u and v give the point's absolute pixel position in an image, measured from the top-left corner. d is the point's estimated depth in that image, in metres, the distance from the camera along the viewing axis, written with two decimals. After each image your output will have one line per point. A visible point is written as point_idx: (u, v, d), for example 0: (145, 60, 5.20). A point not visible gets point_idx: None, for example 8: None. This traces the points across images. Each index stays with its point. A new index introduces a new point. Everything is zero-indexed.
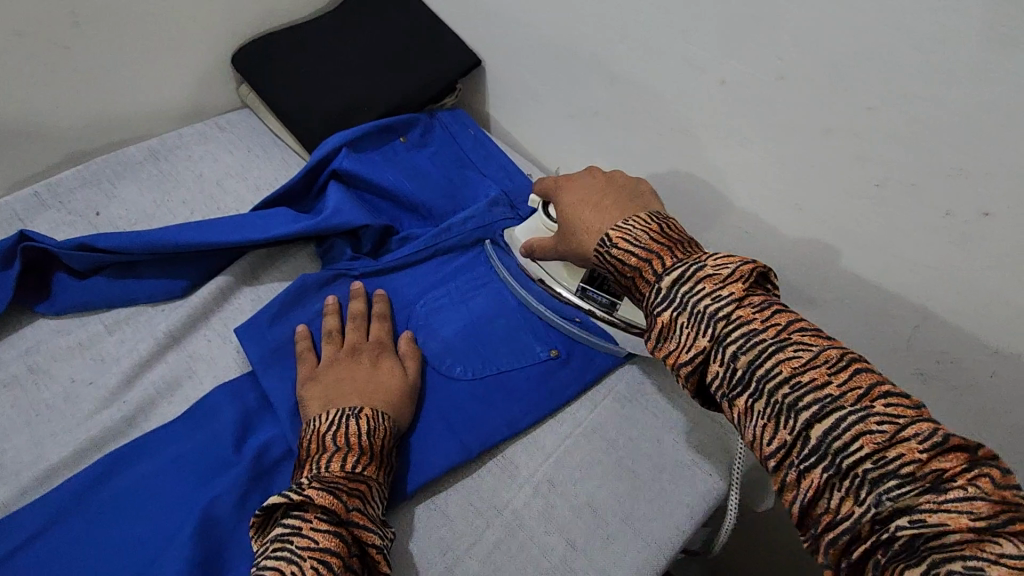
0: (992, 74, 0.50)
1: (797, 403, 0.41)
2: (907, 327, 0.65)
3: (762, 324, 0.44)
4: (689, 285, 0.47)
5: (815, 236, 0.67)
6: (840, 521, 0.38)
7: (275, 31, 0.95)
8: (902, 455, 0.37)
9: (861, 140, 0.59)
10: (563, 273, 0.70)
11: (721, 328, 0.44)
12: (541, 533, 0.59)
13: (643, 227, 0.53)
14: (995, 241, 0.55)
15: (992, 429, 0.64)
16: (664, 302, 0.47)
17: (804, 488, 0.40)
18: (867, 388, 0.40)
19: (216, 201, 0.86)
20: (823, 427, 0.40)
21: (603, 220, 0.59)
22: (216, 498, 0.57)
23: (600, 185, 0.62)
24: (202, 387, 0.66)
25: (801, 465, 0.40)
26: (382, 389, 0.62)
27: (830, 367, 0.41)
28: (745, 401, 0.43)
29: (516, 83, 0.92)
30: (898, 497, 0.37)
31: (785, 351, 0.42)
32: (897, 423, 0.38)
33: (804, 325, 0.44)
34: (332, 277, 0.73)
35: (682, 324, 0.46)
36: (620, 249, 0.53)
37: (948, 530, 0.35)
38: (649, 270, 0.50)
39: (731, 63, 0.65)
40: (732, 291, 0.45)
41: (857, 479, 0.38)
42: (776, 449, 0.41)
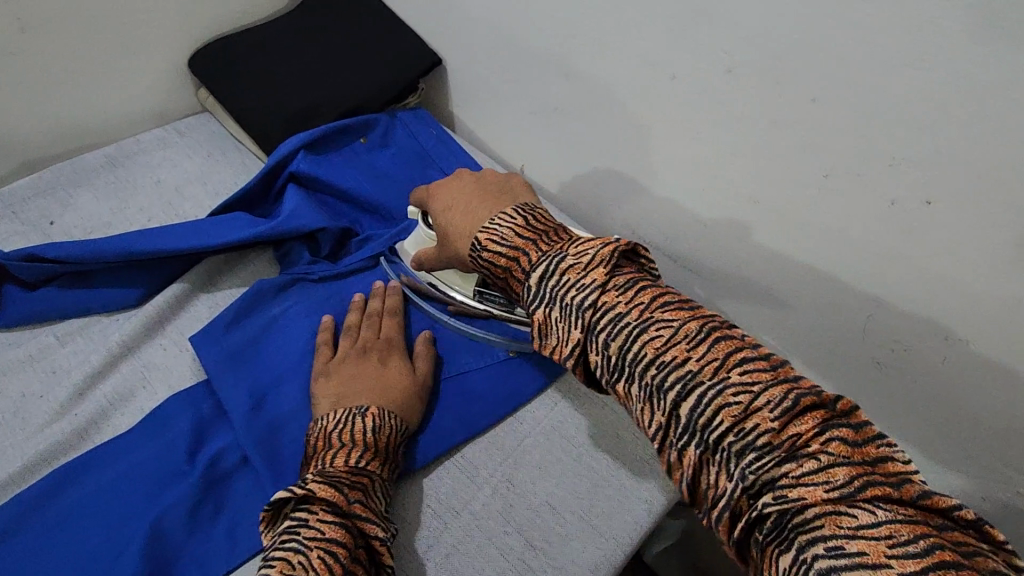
0: (927, 62, 0.50)
1: (663, 382, 0.42)
2: (862, 317, 0.65)
3: (626, 306, 0.45)
4: (555, 279, 0.48)
5: (770, 229, 0.68)
6: (718, 498, 0.40)
7: (231, 34, 0.94)
8: (757, 425, 0.39)
9: (808, 131, 0.59)
10: (458, 278, 0.69)
11: (590, 316, 0.46)
12: (499, 532, 0.59)
13: (508, 224, 0.55)
14: (936, 229, 0.56)
15: (945, 413, 0.65)
16: (535, 298, 0.49)
17: (685, 467, 0.41)
18: (722, 360, 0.41)
19: (174, 207, 0.85)
20: (689, 405, 0.41)
21: (473, 222, 0.59)
22: (168, 509, 0.56)
23: (467, 185, 0.63)
24: (156, 397, 0.66)
25: (677, 444, 0.42)
26: (392, 388, 0.62)
27: (689, 343, 0.42)
28: (624, 386, 0.45)
29: (476, 80, 0.92)
30: (761, 470, 0.38)
31: (648, 332, 0.44)
32: (751, 392, 0.40)
33: (667, 301, 0.45)
34: (290, 282, 0.73)
35: (556, 316, 0.47)
36: (489, 252, 0.55)
37: (806, 502, 0.36)
38: (518, 269, 0.53)
39: (680, 57, 0.65)
40: (595, 277, 0.47)
41: (724, 454, 0.40)
42: (656, 431, 0.43)
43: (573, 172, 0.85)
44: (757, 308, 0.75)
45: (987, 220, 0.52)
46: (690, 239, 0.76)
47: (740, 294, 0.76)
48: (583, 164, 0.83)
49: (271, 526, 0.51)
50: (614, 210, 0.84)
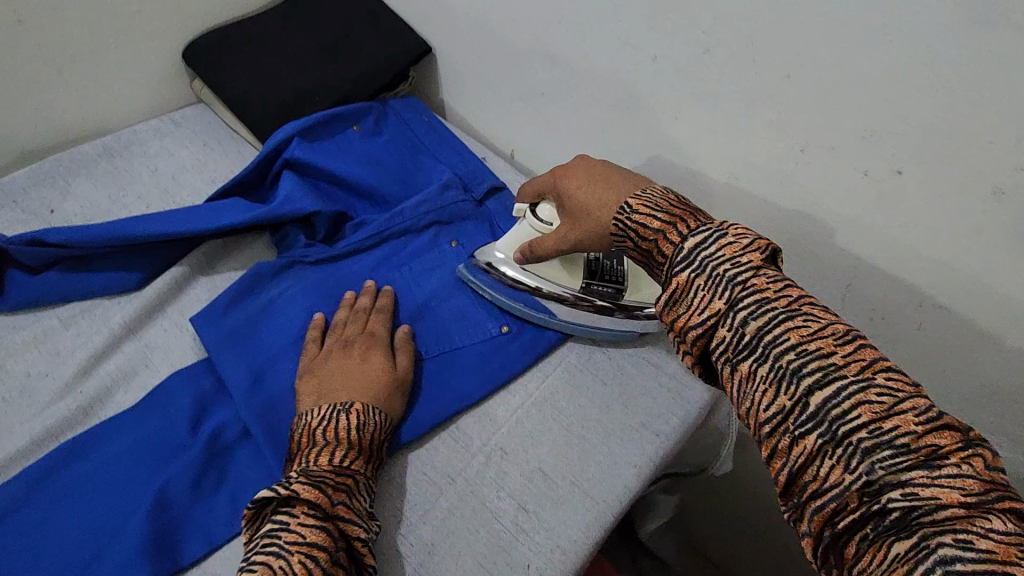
0: (893, 35, 0.52)
1: (800, 367, 0.41)
2: (839, 288, 0.68)
3: (774, 294, 0.43)
4: (708, 249, 0.46)
5: (750, 205, 0.70)
6: (827, 489, 0.38)
7: (224, 26, 0.96)
8: (899, 426, 0.37)
9: (783, 108, 0.62)
10: (565, 271, 0.72)
11: (737, 292, 0.44)
12: (493, 497, 0.61)
13: (661, 195, 0.54)
14: (906, 199, 0.58)
15: (919, 379, 0.68)
16: (684, 262, 0.47)
17: (797, 453, 0.40)
18: (869, 361, 0.40)
19: (172, 194, 0.87)
20: (823, 394, 0.39)
21: (618, 193, 0.57)
22: (173, 479, 0.59)
23: (602, 164, 0.61)
24: (159, 374, 0.68)
25: (795, 430, 0.40)
26: (375, 383, 0.63)
27: (836, 340, 0.41)
28: (749, 366, 0.43)
29: (464, 67, 0.94)
30: (892, 467, 0.37)
31: (793, 320, 0.42)
32: (896, 396, 0.38)
33: (815, 301, 0.44)
34: (287, 265, 0.75)
35: (698, 286, 0.46)
36: (640, 214, 0.52)
37: (939, 504, 0.35)
38: (673, 232, 0.50)
39: (659, 39, 0.67)
40: (750, 260, 0.45)
41: (850, 447, 0.38)
42: (773, 414, 0.41)
43: (562, 155, 0.88)
44: None
45: (953, 188, 0.55)
46: None
47: None
48: (571, 148, 0.86)
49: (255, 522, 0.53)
50: None
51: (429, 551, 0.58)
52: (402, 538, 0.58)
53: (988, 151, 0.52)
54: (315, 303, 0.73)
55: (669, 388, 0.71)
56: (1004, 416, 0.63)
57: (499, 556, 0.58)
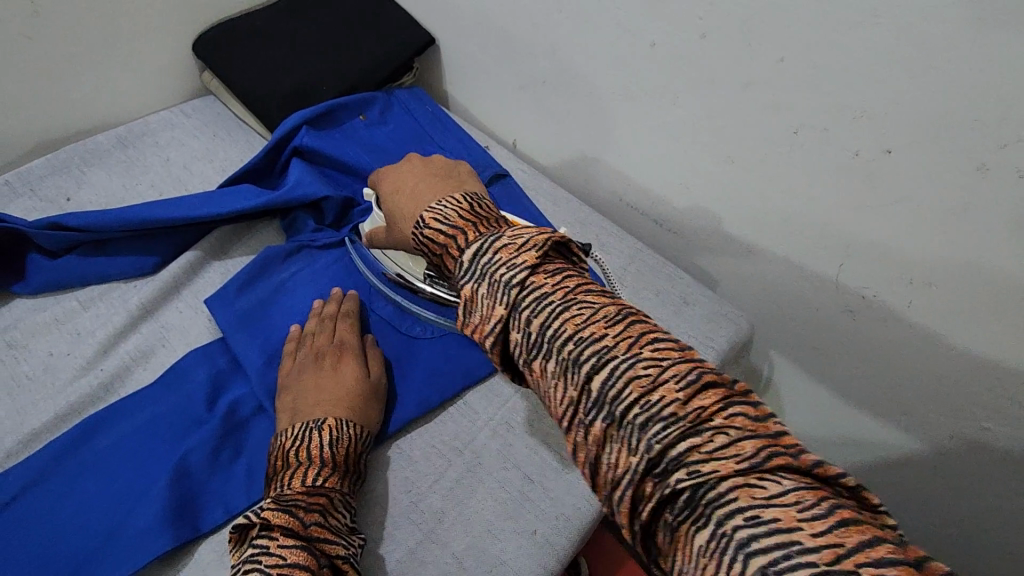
0: (884, 16, 0.54)
1: (578, 357, 0.41)
2: (834, 267, 0.71)
3: (551, 287, 0.44)
4: (488, 257, 0.46)
5: (746, 188, 0.73)
6: (620, 477, 0.38)
7: (233, 18, 0.98)
8: (665, 396, 0.38)
9: (776, 91, 0.64)
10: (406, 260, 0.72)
11: (515, 293, 0.44)
12: (500, 468, 0.64)
13: (453, 206, 0.53)
14: (896, 176, 0.60)
15: (910, 355, 0.70)
16: (467, 274, 0.47)
17: (592, 445, 0.39)
18: (637, 337, 0.40)
19: (183, 182, 0.89)
20: (600, 378, 0.39)
21: (415, 203, 0.58)
22: (192, 450, 0.61)
23: (419, 171, 0.63)
24: (176, 353, 0.70)
25: (586, 421, 0.40)
26: (345, 395, 0.62)
27: (607, 322, 0.41)
28: (540, 363, 0.42)
29: (466, 56, 0.96)
30: (667, 440, 0.37)
31: (569, 310, 0.42)
32: (660, 366, 0.39)
33: (590, 288, 0.44)
34: (297, 249, 0.77)
35: (483, 293, 0.45)
36: (429, 229, 0.51)
37: (720, 476, 0.35)
38: (454, 246, 0.49)
39: (658, 25, 0.69)
40: (524, 259, 0.45)
41: (629, 427, 0.38)
42: (566, 409, 0.41)
43: (564, 141, 0.90)
44: (740, 265, 0.80)
45: (940, 165, 0.57)
46: (672, 200, 0.82)
47: (721, 251, 0.81)
48: (572, 135, 0.88)
49: (240, 547, 0.52)
50: (602, 177, 0.89)
51: (440, 517, 0.60)
52: (413, 505, 0.61)
53: (974, 128, 0.54)
54: (324, 287, 0.75)
55: None
56: (992, 390, 0.65)
57: (506, 523, 0.60)
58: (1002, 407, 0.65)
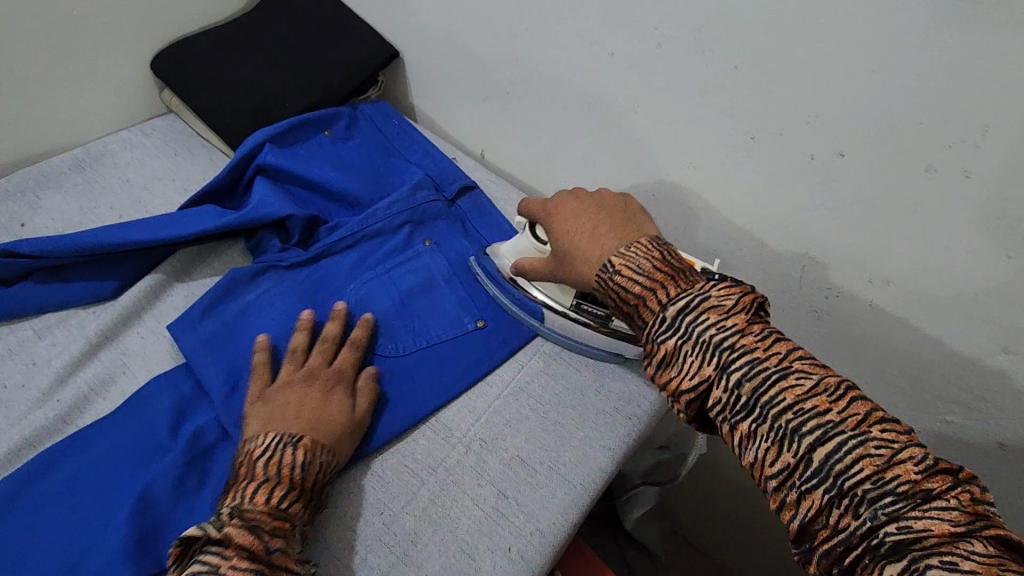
0: (830, 24, 0.55)
1: (799, 427, 0.44)
2: (796, 269, 0.72)
3: (764, 353, 0.47)
4: (694, 316, 0.49)
5: (709, 192, 0.73)
6: (835, 534, 0.42)
7: (192, 36, 0.97)
8: (898, 476, 0.41)
9: (731, 98, 0.65)
10: (557, 291, 0.70)
11: (727, 356, 0.47)
12: (473, 485, 0.63)
13: (645, 255, 0.55)
14: (850, 178, 0.62)
15: (874, 352, 0.71)
16: (670, 329, 0.50)
17: (802, 508, 0.43)
18: (863, 415, 0.43)
19: (144, 204, 0.88)
20: (825, 451, 0.43)
21: (600, 250, 0.59)
22: (154, 480, 0.59)
23: (594, 213, 0.62)
24: (137, 381, 0.68)
25: (802, 486, 0.43)
26: (324, 420, 0.61)
27: (830, 396, 0.44)
28: (748, 425, 0.46)
29: (430, 71, 0.96)
30: (891, 510, 0.40)
31: (787, 379, 0.45)
32: (893, 447, 0.42)
33: (804, 354, 0.47)
34: (262, 269, 0.76)
35: (690, 352, 0.49)
36: (621, 276, 0.55)
37: (931, 535, 0.39)
38: (653, 299, 0.52)
39: (615, 35, 0.70)
40: (735, 323, 0.48)
41: (855, 498, 0.41)
42: (779, 471, 0.44)
43: (530, 153, 0.90)
44: None
45: (892, 167, 0.58)
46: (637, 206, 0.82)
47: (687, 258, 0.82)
48: (537, 145, 0.88)
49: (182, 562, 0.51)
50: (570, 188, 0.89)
51: (412, 539, 0.59)
52: (384, 528, 0.60)
53: (919, 131, 0.55)
54: (292, 305, 0.74)
55: (642, 374, 0.73)
56: (953, 384, 0.67)
57: (481, 541, 0.60)
58: (962, 400, 0.67)
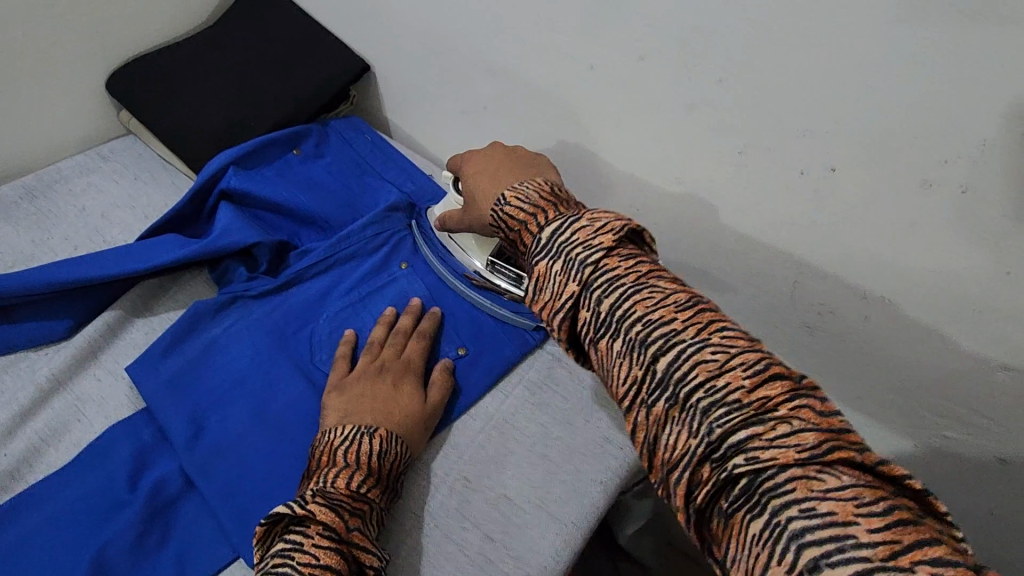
0: (820, 37, 0.53)
1: (646, 338, 0.40)
2: (788, 284, 0.69)
3: (624, 270, 0.43)
4: (564, 235, 0.46)
5: (696, 208, 0.71)
6: (681, 459, 0.38)
7: (150, 53, 0.92)
8: (730, 383, 0.37)
9: (717, 112, 0.62)
10: (474, 247, 0.72)
11: (589, 272, 0.44)
12: (458, 529, 0.59)
13: (536, 187, 0.53)
14: (842, 194, 0.59)
15: (870, 368, 0.69)
16: (541, 250, 0.47)
17: (654, 427, 0.39)
18: (706, 323, 0.40)
19: (101, 233, 0.83)
20: (666, 360, 0.39)
21: (499, 187, 0.59)
22: (111, 540, 0.55)
23: (502, 157, 0.62)
24: (93, 429, 0.64)
25: (648, 402, 0.40)
26: (398, 411, 0.61)
27: (678, 307, 0.41)
28: (605, 341, 0.42)
29: (404, 85, 0.92)
30: (727, 424, 0.37)
31: (640, 293, 0.42)
32: (729, 352, 0.39)
33: (662, 273, 0.44)
34: (228, 301, 0.71)
35: (556, 268, 0.45)
36: (511, 206, 0.52)
37: (778, 465, 0.35)
38: (535, 223, 0.50)
39: (596, 48, 0.67)
40: (602, 240, 0.45)
41: (693, 411, 0.38)
42: (630, 388, 0.41)
43: None
44: (696, 286, 0.78)
45: (887, 182, 0.56)
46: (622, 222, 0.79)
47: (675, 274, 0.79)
48: None
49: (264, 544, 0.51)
50: None
51: None
52: None
53: (914, 146, 0.53)
54: (260, 340, 0.69)
55: None
56: (952, 400, 0.65)
57: None
58: (963, 417, 0.65)
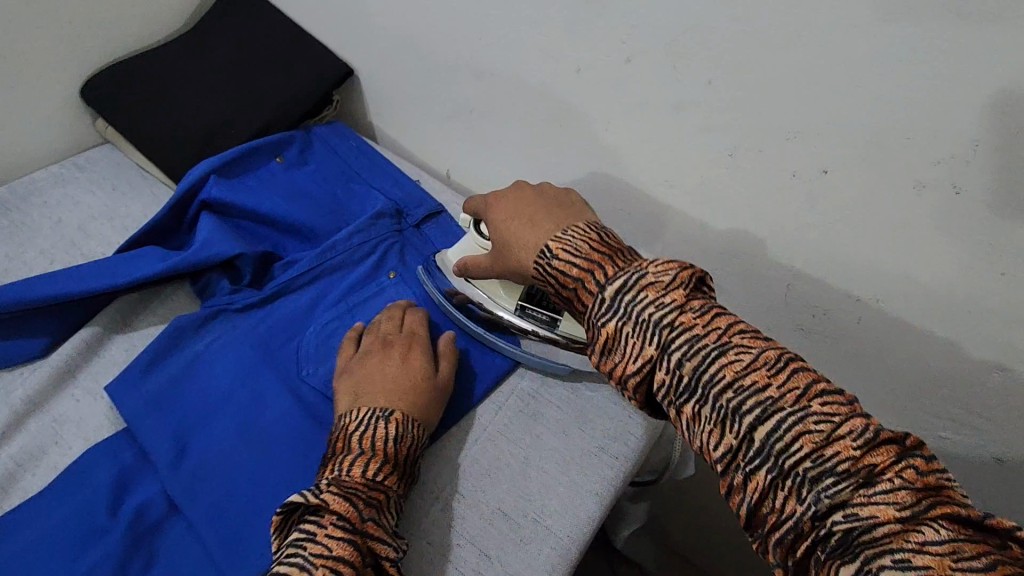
0: (809, 37, 0.52)
1: (739, 407, 0.40)
2: (781, 287, 0.69)
3: (704, 329, 0.43)
4: (632, 295, 0.45)
5: (687, 211, 0.70)
6: (783, 523, 0.38)
7: (125, 60, 0.89)
8: (837, 452, 0.37)
9: (707, 114, 0.61)
10: (501, 288, 0.67)
11: (667, 335, 0.43)
12: (453, 546, 0.58)
13: (581, 237, 0.51)
14: (834, 195, 0.58)
15: (864, 370, 0.69)
16: (607, 312, 0.46)
17: (748, 492, 0.39)
18: (803, 388, 0.40)
19: (78, 247, 0.80)
20: (765, 429, 0.39)
21: (537, 236, 0.55)
22: (92, 568, 0.53)
23: (534, 200, 0.59)
24: (71, 452, 0.62)
25: (746, 468, 0.39)
26: (408, 385, 0.62)
27: (770, 369, 0.41)
28: (692, 407, 0.42)
29: (388, 89, 0.90)
30: (834, 493, 0.36)
31: (727, 356, 0.42)
32: (832, 421, 0.38)
33: (743, 329, 0.43)
34: (212, 315, 0.69)
35: (629, 331, 0.44)
36: (560, 261, 0.51)
37: (878, 522, 0.35)
38: (592, 281, 0.48)
39: (583, 50, 0.66)
40: (675, 299, 0.44)
41: (797, 478, 0.38)
42: (723, 454, 0.40)
43: (498, 172, 0.85)
44: None
45: (880, 183, 0.55)
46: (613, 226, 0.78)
47: None
48: (505, 165, 0.84)
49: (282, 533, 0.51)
50: None
51: None
52: None
53: (906, 147, 0.52)
54: (244, 354, 0.67)
55: (628, 407, 0.68)
56: (947, 400, 0.65)
57: None
58: (958, 417, 0.65)
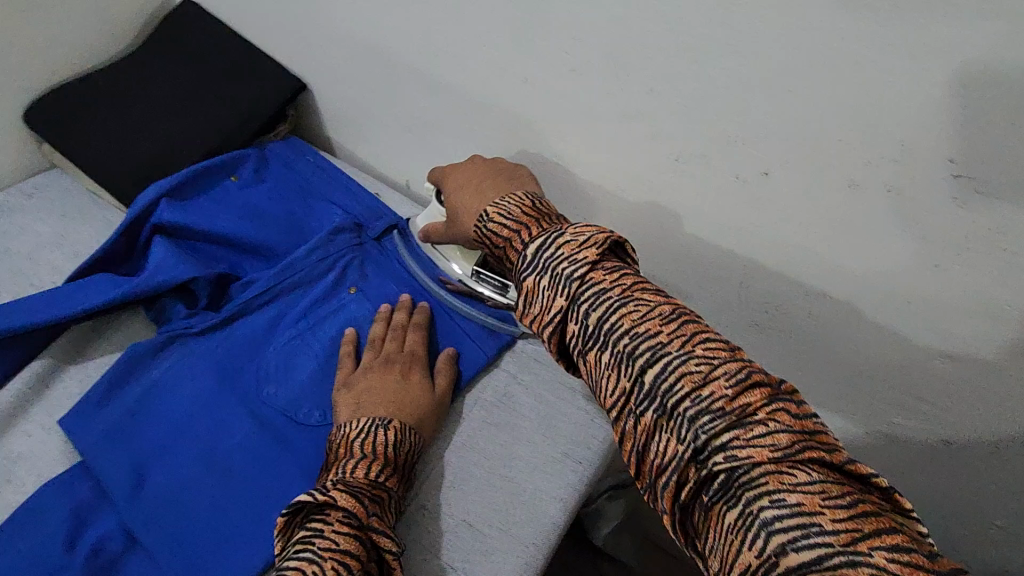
0: (742, 46, 0.53)
1: (634, 350, 0.41)
2: (735, 284, 0.70)
3: (609, 284, 0.44)
4: (550, 250, 0.46)
5: (641, 214, 0.71)
6: (666, 465, 0.39)
7: (69, 83, 0.87)
8: (714, 392, 0.38)
9: (651, 121, 0.63)
10: (458, 255, 0.72)
11: (575, 287, 0.44)
12: (420, 561, 0.58)
13: (517, 202, 0.54)
14: (777, 196, 0.60)
15: (818, 361, 0.71)
16: (529, 266, 0.47)
17: (641, 435, 0.40)
18: (690, 336, 0.41)
19: (27, 277, 0.78)
20: (654, 372, 0.40)
21: (481, 202, 0.58)
22: None
23: (485, 173, 0.62)
24: (25, 490, 0.61)
25: (637, 411, 0.41)
26: (410, 403, 0.63)
27: (663, 319, 0.42)
28: (594, 355, 0.43)
29: (341, 102, 0.89)
30: (712, 431, 0.37)
31: (626, 306, 0.42)
32: (712, 363, 0.39)
33: (646, 285, 0.44)
34: (168, 341, 0.68)
35: (545, 284, 0.46)
36: (495, 222, 0.53)
37: (753, 462, 0.36)
38: (518, 240, 0.51)
39: (529, 60, 0.66)
40: (586, 255, 0.45)
41: (679, 419, 0.38)
42: (618, 399, 0.41)
43: None
44: None
45: (818, 184, 0.57)
46: None
47: None
48: None
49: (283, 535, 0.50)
50: None
51: None
52: None
53: (840, 149, 0.54)
54: (203, 379, 0.67)
55: (591, 411, 0.69)
56: (896, 388, 0.67)
57: None
58: (908, 404, 0.67)
